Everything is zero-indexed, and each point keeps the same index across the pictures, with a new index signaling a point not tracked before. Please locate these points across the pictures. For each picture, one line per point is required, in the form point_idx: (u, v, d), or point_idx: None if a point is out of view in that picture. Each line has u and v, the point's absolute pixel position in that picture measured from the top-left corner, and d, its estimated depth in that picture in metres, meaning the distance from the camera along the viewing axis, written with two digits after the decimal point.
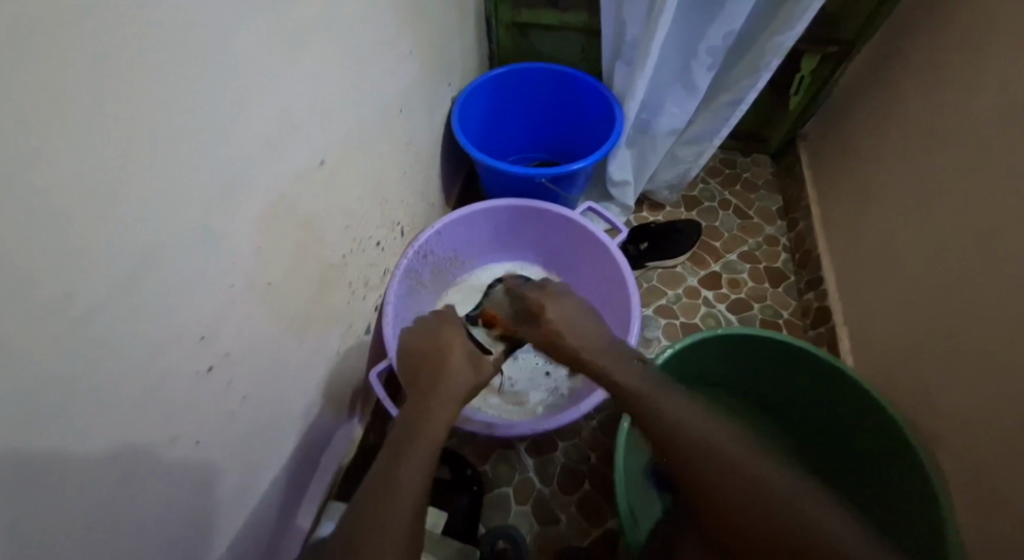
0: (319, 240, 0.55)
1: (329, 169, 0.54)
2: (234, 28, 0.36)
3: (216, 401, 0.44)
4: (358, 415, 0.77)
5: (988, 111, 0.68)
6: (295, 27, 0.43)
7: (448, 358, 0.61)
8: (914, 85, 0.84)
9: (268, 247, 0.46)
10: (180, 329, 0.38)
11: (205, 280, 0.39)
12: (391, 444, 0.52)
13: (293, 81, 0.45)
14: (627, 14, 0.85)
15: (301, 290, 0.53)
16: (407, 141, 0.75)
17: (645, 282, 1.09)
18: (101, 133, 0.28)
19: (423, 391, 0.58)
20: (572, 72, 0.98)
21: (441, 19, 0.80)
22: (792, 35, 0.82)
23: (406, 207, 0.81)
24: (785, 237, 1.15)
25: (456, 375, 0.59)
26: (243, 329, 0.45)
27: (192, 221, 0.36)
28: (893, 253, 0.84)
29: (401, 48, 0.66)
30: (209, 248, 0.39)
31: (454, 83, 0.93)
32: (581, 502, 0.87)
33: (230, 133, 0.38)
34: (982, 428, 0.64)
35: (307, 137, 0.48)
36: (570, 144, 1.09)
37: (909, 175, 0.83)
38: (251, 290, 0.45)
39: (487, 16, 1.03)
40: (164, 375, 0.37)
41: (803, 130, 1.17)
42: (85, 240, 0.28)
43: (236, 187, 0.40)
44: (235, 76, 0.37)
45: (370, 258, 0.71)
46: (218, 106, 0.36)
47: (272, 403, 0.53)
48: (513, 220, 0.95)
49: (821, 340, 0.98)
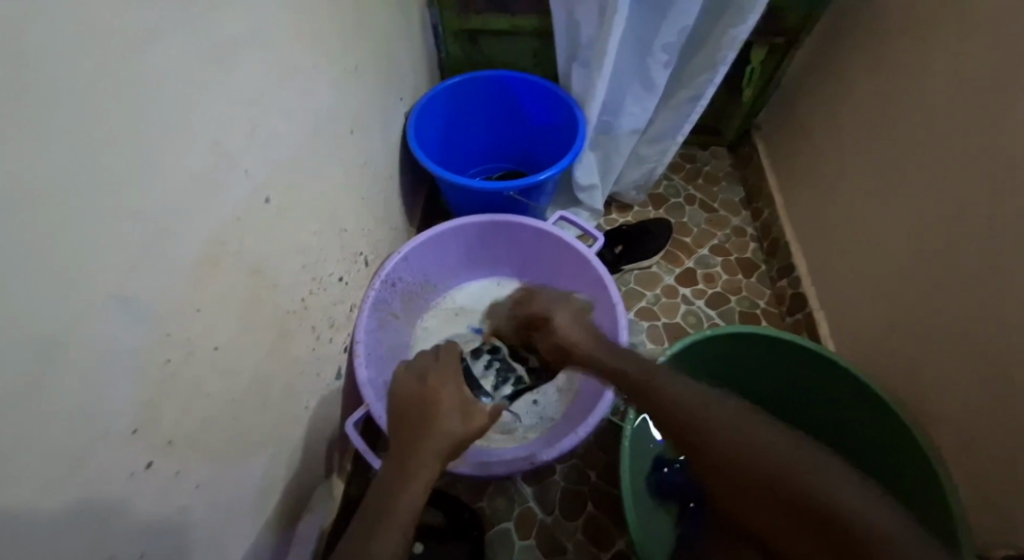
0: (273, 285, 0.48)
1: (276, 206, 0.47)
2: (139, 45, 0.30)
3: (166, 495, 0.36)
4: (336, 468, 0.70)
5: (940, 86, 0.68)
6: (217, 41, 0.37)
7: (438, 406, 0.53)
8: (860, 63, 0.84)
9: (210, 303, 0.39)
10: (112, 423, 0.30)
11: (134, 357, 0.32)
12: (361, 518, 0.44)
13: (222, 104, 0.38)
14: (580, 15, 0.82)
15: (256, 345, 0.46)
16: (362, 164, 0.69)
17: (622, 286, 1.05)
18: None
19: (404, 445, 0.50)
20: (528, 77, 0.94)
21: (385, 31, 0.75)
22: (746, 27, 0.80)
23: (367, 234, 0.74)
24: (751, 226, 1.13)
25: (446, 428, 0.51)
26: (190, 406, 0.38)
27: (114, 287, 0.29)
28: (862, 233, 0.83)
29: (345, 64, 0.61)
30: (136, 319, 0.31)
31: (405, 97, 0.88)
32: (586, 526, 0.82)
33: (150, 176, 0.32)
34: (981, 405, 0.62)
35: (245, 169, 0.42)
36: (532, 152, 1.05)
37: (866, 155, 0.83)
38: (197, 355, 0.38)
39: (434, 24, 0.98)
40: (97, 484, 0.30)
41: (756, 120, 1.16)
42: None
43: (164, 240, 0.33)
44: (149, 108, 0.31)
45: (333, 295, 0.64)
46: (129, 144, 0.30)
47: (238, 480, 0.46)
48: (483, 236, 0.89)
49: (799, 326, 0.97)
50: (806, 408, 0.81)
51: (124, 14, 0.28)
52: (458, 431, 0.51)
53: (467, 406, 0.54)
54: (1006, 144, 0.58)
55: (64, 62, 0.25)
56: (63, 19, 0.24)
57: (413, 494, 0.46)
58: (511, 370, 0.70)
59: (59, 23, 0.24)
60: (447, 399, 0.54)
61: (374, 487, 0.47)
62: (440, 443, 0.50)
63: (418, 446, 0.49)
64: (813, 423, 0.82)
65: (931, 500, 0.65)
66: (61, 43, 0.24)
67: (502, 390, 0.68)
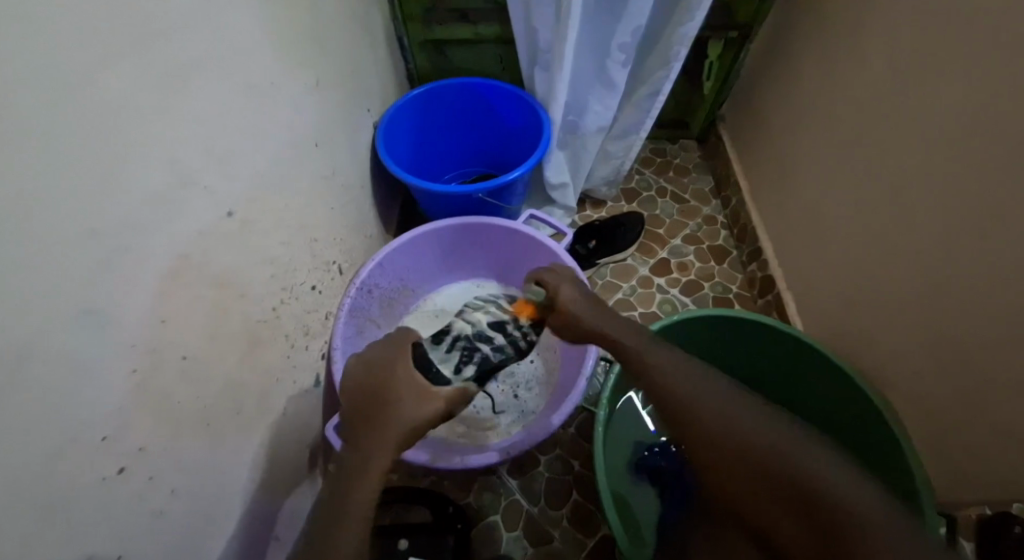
0: (240, 295, 0.50)
1: (240, 219, 0.49)
2: (96, 72, 0.32)
3: (141, 499, 0.38)
4: (319, 473, 0.71)
5: (877, 74, 0.71)
6: (172, 64, 0.39)
7: (396, 392, 0.53)
8: (807, 54, 0.87)
9: (176, 314, 0.41)
10: (80, 430, 0.32)
11: (102, 368, 0.33)
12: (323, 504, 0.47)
13: (181, 124, 0.40)
14: (536, 20, 0.84)
15: (225, 355, 0.48)
16: (329, 175, 0.70)
17: (599, 279, 1.07)
18: None
19: (365, 428, 0.51)
20: (493, 82, 0.96)
21: (347, 45, 0.76)
22: (695, 23, 0.83)
23: (340, 243, 0.76)
24: (721, 215, 1.16)
25: (403, 415, 0.51)
26: (160, 413, 0.39)
27: (75, 301, 0.31)
28: (818, 216, 0.86)
29: (306, 79, 0.62)
30: (101, 333, 0.33)
31: (372, 108, 0.90)
32: (572, 515, 0.84)
33: (109, 197, 0.33)
34: (932, 371, 0.65)
35: (205, 186, 0.43)
36: (503, 154, 1.07)
37: (817, 142, 0.86)
38: (164, 364, 0.40)
39: (399, 37, 1.00)
40: (70, 489, 0.31)
41: (721, 111, 1.19)
42: None
43: (125, 255, 0.35)
44: (103, 132, 0.33)
45: (307, 304, 0.66)
46: (90, 165, 0.32)
47: (215, 486, 0.47)
48: (456, 238, 0.91)
49: (770, 308, 1.00)
50: (778, 387, 0.84)
51: (80, 46, 0.30)
52: (412, 415, 0.52)
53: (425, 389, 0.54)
54: (940, 125, 0.61)
55: (22, 93, 0.27)
56: (23, 58, 0.27)
57: (370, 482, 0.47)
58: (475, 349, 0.59)
59: (17, 60, 0.26)
60: (403, 386, 0.54)
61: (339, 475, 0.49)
62: (397, 429, 0.50)
63: (373, 431, 0.50)
64: (785, 400, 0.84)
65: (894, 467, 0.68)
66: (19, 77, 0.26)
67: (464, 372, 0.58)
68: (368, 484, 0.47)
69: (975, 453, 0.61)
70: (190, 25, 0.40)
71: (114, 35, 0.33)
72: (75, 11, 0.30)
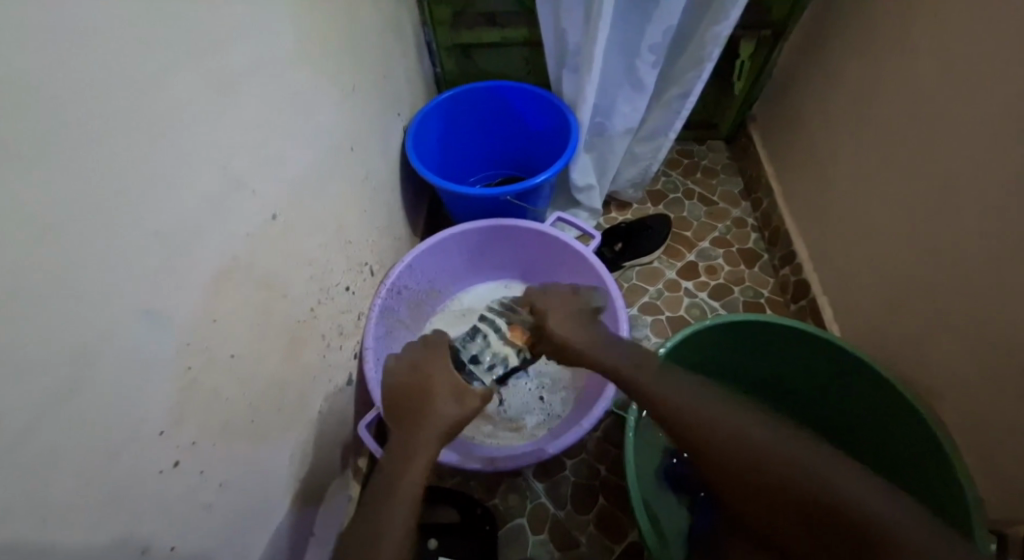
0: (283, 296, 0.51)
1: (283, 222, 0.50)
2: (153, 79, 0.33)
3: (192, 493, 0.39)
4: (351, 472, 0.72)
5: (918, 72, 0.70)
6: (222, 71, 0.40)
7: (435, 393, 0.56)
8: (843, 54, 0.86)
9: (227, 314, 0.42)
10: (141, 425, 0.33)
11: (160, 364, 0.35)
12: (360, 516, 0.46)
13: (232, 132, 0.41)
14: (566, 23, 0.84)
15: (268, 354, 0.49)
16: (363, 179, 0.72)
17: (625, 282, 1.07)
18: (25, 233, 0.25)
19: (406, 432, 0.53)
20: (522, 86, 0.96)
21: (380, 50, 0.78)
22: (728, 24, 0.82)
23: (371, 244, 0.77)
24: (751, 218, 1.15)
25: (441, 413, 0.55)
26: (212, 409, 0.41)
27: (138, 300, 0.32)
28: (856, 219, 0.84)
29: (343, 84, 0.64)
30: (161, 330, 0.35)
31: (402, 112, 0.91)
32: (599, 520, 0.83)
33: (167, 198, 0.35)
34: (982, 377, 0.63)
35: (253, 190, 0.45)
36: (530, 157, 1.07)
37: (853, 143, 0.84)
38: (213, 364, 0.41)
39: (428, 40, 1.01)
40: (132, 481, 0.33)
41: (751, 112, 1.17)
42: (28, 346, 0.25)
43: (181, 257, 0.36)
44: (161, 140, 0.34)
45: (341, 304, 0.67)
46: (149, 166, 0.33)
47: (258, 481, 0.48)
48: (484, 240, 0.92)
49: (803, 313, 0.98)
50: (811, 395, 0.82)
51: (136, 54, 0.31)
52: (454, 427, 0.54)
53: (459, 389, 0.58)
54: (987, 122, 0.59)
55: (84, 98, 0.28)
56: (82, 63, 0.28)
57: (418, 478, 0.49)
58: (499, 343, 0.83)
59: (90, 69, 0.28)
60: (434, 382, 0.57)
61: (389, 475, 0.49)
62: (438, 427, 0.53)
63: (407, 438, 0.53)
64: (817, 409, 0.83)
65: (936, 475, 0.65)
66: (80, 84, 0.28)
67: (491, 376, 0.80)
68: (403, 483, 0.48)
69: None
70: (237, 33, 0.42)
71: (171, 43, 0.34)
72: (131, 20, 0.31)
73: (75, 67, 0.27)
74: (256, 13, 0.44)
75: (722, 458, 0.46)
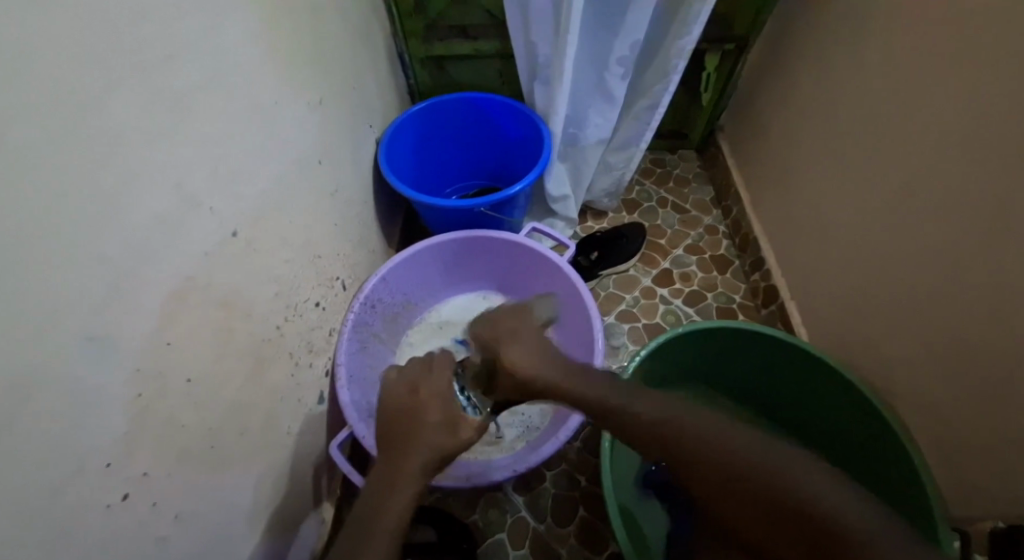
0: (245, 316, 0.50)
1: (244, 240, 0.49)
2: (92, 99, 0.31)
3: (145, 527, 0.37)
4: (323, 493, 0.71)
5: (874, 83, 0.72)
6: (175, 86, 0.39)
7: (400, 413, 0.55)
8: (803, 66, 0.88)
9: (182, 336, 0.41)
10: (86, 458, 0.32)
11: (107, 393, 0.33)
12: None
13: (186, 148, 0.40)
14: (535, 35, 0.85)
15: (230, 375, 0.47)
16: (332, 193, 0.71)
17: (602, 291, 1.07)
18: None
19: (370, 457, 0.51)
20: (495, 97, 0.96)
21: (349, 63, 0.77)
22: (691, 37, 0.84)
23: (343, 258, 0.76)
24: (723, 225, 1.16)
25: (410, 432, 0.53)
26: (166, 436, 0.39)
27: (81, 327, 0.31)
28: (819, 225, 0.86)
29: (309, 97, 0.63)
30: (106, 358, 0.33)
31: (374, 124, 0.90)
32: (580, 531, 0.83)
33: (113, 221, 0.33)
34: (941, 379, 0.65)
35: (210, 208, 0.44)
36: (505, 168, 1.07)
37: (816, 151, 0.86)
38: (168, 388, 0.39)
39: (400, 52, 1.00)
40: (75, 519, 0.31)
41: (719, 122, 1.19)
42: None
43: (130, 276, 0.35)
44: (108, 162, 0.33)
45: (311, 320, 0.66)
46: (89, 188, 0.31)
47: (220, 508, 0.46)
48: (459, 252, 0.91)
49: (773, 318, 0.99)
50: (785, 400, 0.83)
51: (74, 74, 0.30)
52: (429, 443, 0.53)
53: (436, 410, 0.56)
54: (942, 132, 0.61)
55: (9, 123, 0.26)
56: (8, 85, 0.26)
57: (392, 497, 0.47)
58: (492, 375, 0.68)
59: (34, 98, 0.27)
60: (409, 400, 0.56)
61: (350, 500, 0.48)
62: (414, 447, 0.52)
63: None
64: (791, 414, 0.83)
65: (902, 477, 0.67)
66: (5, 105, 0.26)
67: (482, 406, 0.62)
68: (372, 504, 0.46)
69: (989, 465, 0.59)
70: (192, 49, 0.41)
71: (118, 58, 0.33)
72: (70, 38, 0.30)
73: (14, 91, 0.26)
74: (210, 29, 0.43)
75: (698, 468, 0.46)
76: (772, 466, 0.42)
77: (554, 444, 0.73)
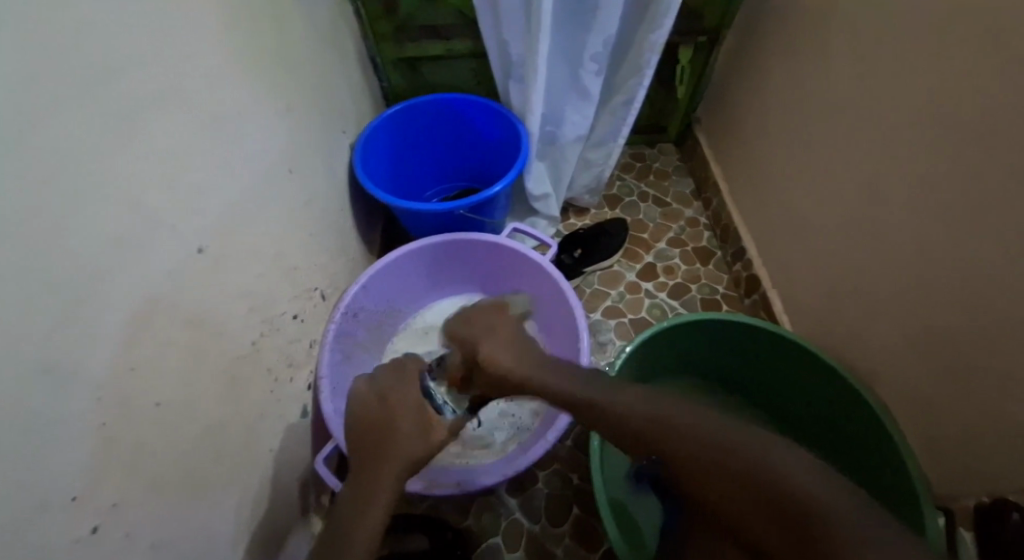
0: (218, 333, 0.48)
1: (212, 255, 0.48)
2: (40, 116, 0.30)
3: (119, 559, 0.36)
4: (311, 507, 0.69)
5: (844, 71, 0.72)
6: (129, 100, 0.38)
7: (383, 425, 0.53)
8: (774, 57, 0.89)
9: (150, 358, 0.39)
10: (50, 493, 0.30)
11: (69, 423, 0.32)
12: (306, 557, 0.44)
13: (145, 164, 0.39)
14: (507, 34, 0.84)
15: (204, 395, 0.46)
16: (306, 202, 0.69)
17: (586, 288, 1.07)
18: None
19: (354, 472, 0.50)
20: (470, 98, 0.95)
21: (318, 69, 0.76)
22: (663, 31, 0.83)
23: (321, 268, 0.74)
24: (703, 216, 1.17)
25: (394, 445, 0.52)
26: (137, 462, 0.38)
27: (37, 357, 0.30)
28: (797, 214, 0.87)
29: (276, 105, 0.61)
30: (66, 387, 0.32)
31: (348, 130, 0.89)
32: (575, 530, 0.82)
33: (67, 245, 0.32)
34: (922, 362, 0.65)
35: (174, 224, 0.42)
36: (484, 168, 1.06)
37: (790, 141, 0.87)
38: (137, 414, 0.38)
39: (372, 56, 0.99)
40: (40, 557, 0.30)
41: (695, 114, 1.20)
42: None
43: (90, 300, 0.34)
44: (60, 183, 0.31)
45: (289, 333, 0.64)
46: (41, 212, 0.30)
47: (199, 533, 0.45)
48: (440, 256, 0.90)
49: (757, 307, 1.00)
50: (772, 388, 0.83)
51: (17, 91, 0.28)
52: (415, 453, 0.52)
53: (421, 419, 0.55)
54: (913, 117, 0.61)
55: None
56: None
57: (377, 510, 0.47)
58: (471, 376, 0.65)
59: None
60: (392, 412, 0.55)
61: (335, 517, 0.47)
62: (398, 459, 0.51)
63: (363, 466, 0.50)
64: (779, 402, 0.84)
65: (888, 460, 0.67)
66: None
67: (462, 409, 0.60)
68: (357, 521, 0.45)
69: (972, 445, 0.60)
70: (146, 61, 0.39)
71: (66, 75, 0.32)
72: (10, 55, 0.28)
73: None
74: (165, 38, 0.42)
75: (684, 464, 0.45)
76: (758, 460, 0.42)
77: (543, 447, 0.72)
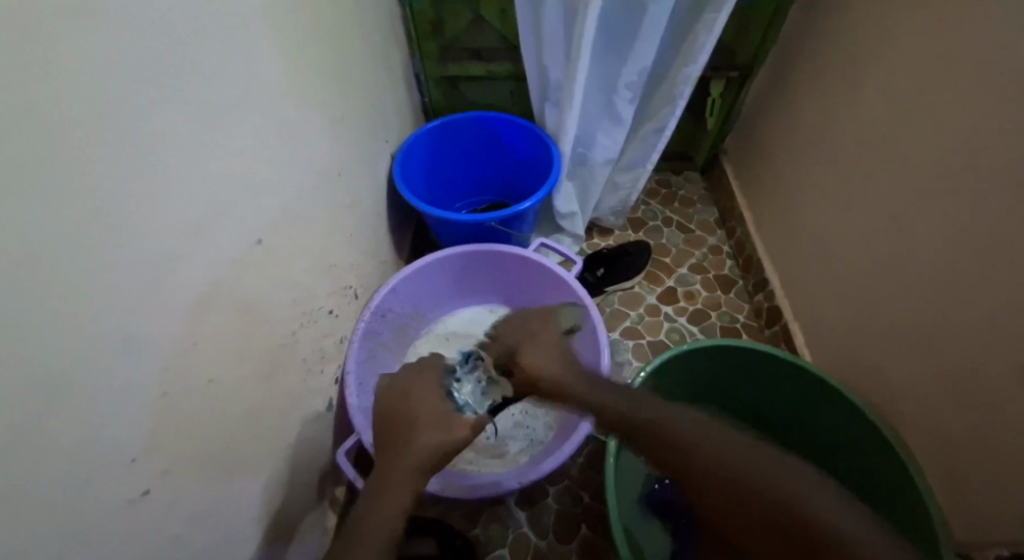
0: (264, 321, 0.51)
1: (266, 248, 0.51)
2: (137, 111, 0.33)
3: (162, 523, 0.38)
4: (328, 500, 0.71)
5: (876, 111, 0.74)
6: (211, 100, 0.41)
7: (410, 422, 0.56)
8: (806, 94, 0.91)
9: (206, 338, 0.42)
10: (114, 452, 0.33)
11: (136, 390, 0.35)
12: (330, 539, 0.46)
13: (218, 160, 0.42)
14: (547, 59, 0.88)
15: (247, 378, 0.49)
16: (348, 205, 0.73)
17: (607, 307, 1.08)
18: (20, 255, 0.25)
19: (382, 464, 0.52)
20: (507, 117, 0.99)
21: (368, 82, 0.80)
22: (698, 64, 0.86)
23: (356, 269, 0.77)
24: (726, 245, 1.18)
25: (420, 442, 0.54)
26: (186, 434, 0.41)
27: (116, 327, 0.33)
28: (822, 248, 0.88)
29: (331, 112, 0.65)
30: (137, 356, 0.35)
31: (389, 139, 0.93)
32: (582, 549, 0.83)
33: (149, 228, 0.35)
34: (943, 401, 0.65)
35: (238, 216, 0.46)
36: (514, 184, 1.10)
37: (818, 176, 0.88)
38: (190, 388, 0.41)
39: (416, 72, 1.04)
40: (101, 510, 0.32)
41: (723, 146, 1.22)
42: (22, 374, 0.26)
43: (164, 279, 0.37)
44: (150, 171, 0.35)
45: (323, 327, 0.67)
46: (132, 196, 0.33)
47: (231, 508, 0.47)
48: (467, 266, 0.93)
49: (777, 338, 1.00)
50: (789, 420, 0.84)
51: (125, 87, 0.32)
52: (439, 450, 0.54)
53: (446, 419, 0.57)
54: (943, 159, 0.63)
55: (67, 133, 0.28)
56: (67, 98, 0.28)
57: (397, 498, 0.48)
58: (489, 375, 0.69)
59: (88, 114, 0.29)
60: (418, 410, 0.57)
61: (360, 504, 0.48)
62: (422, 453, 0.53)
63: (388, 459, 0.52)
64: (794, 435, 0.84)
65: (904, 499, 0.67)
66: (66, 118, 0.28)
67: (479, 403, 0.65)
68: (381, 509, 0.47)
69: (990, 487, 0.60)
70: (227, 66, 0.43)
71: (164, 75, 0.35)
72: (123, 55, 0.32)
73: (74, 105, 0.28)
74: (243, 47, 0.46)
75: (702, 480, 0.46)
76: (775, 480, 0.43)
77: (557, 458, 0.74)
